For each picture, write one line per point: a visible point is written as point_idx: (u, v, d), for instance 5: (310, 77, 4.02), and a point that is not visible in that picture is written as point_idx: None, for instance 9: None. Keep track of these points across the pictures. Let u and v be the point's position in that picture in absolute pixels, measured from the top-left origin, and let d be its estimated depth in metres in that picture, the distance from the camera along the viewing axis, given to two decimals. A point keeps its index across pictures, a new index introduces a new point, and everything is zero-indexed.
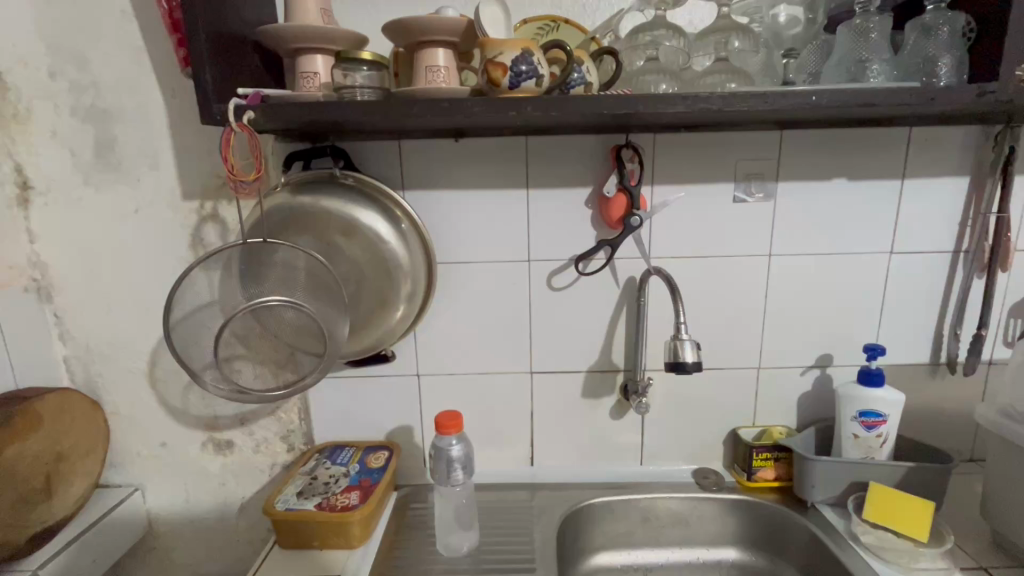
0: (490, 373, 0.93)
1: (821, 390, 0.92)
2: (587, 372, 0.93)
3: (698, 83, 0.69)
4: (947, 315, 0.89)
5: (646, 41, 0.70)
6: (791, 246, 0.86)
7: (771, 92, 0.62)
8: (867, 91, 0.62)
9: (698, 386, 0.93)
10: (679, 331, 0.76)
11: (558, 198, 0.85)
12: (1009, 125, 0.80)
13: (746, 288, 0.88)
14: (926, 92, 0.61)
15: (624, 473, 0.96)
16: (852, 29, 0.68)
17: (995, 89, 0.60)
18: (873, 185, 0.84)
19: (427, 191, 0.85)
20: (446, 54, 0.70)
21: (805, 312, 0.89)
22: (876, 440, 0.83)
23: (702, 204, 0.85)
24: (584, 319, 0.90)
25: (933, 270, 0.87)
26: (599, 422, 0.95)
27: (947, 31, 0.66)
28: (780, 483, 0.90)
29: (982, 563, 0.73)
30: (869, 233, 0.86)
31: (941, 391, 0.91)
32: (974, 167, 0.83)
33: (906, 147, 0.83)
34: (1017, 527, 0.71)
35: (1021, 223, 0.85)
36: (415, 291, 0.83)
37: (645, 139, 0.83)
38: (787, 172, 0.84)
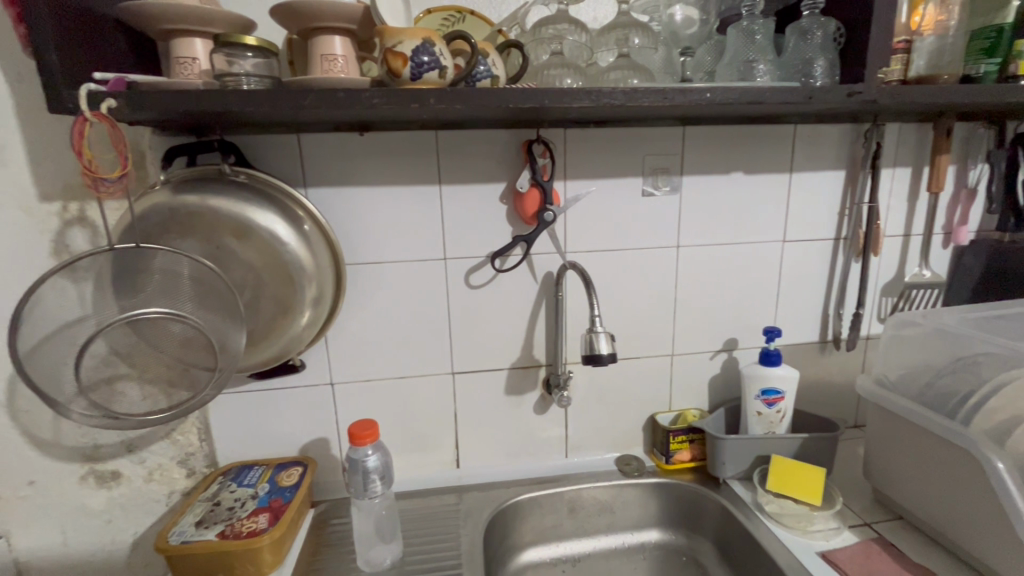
0: (411, 377, 0.90)
1: (728, 372, 0.98)
2: (509, 369, 0.92)
3: (603, 78, 0.70)
4: (832, 296, 0.97)
5: (549, 34, 0.70)
6: (697, 238, 0.91)
7: (670, 88, 0.64)
8: (754, 89, 0.65)
9: (616, 376, 0.95)
10: (594, 324, 0.77)
11: (473, 194, 0.84)
12: (876, 123, 0.88)
13: (657, 279, 0.92)
14: (804, 92, 0.65)
15: (550, 467, 0.97)
16: (741, 30, 0.72)
17: (862, 89, 0.66)
18: (766, 179, 0.90)
19: (332, 187, 0.80)
20: (343, 42, 0.66)
21: (712, 299, 0.94)
22: (776, 415, 0.89)
23: (613, 199, 0.87)
24: (504, 316, 0.89)
25: (819, 255, 0.95)
26: (524, 418, 0.95)
27: (821, 35, 0.71)
28: (695, 463, 0.95)
29: (866, 520, 0.81)
30: (764, 224, 0.92)
31: (829, 365, 0.99)
32: (849, 161, 0.91)
33: (793, 143, 0.89)
34: (894, 484, 0.79)
35: (889, 211, 0.94)
36: (322, 295, 0.77)
37: (555, 134, 0.83)
38: (690, 167, 0.87)
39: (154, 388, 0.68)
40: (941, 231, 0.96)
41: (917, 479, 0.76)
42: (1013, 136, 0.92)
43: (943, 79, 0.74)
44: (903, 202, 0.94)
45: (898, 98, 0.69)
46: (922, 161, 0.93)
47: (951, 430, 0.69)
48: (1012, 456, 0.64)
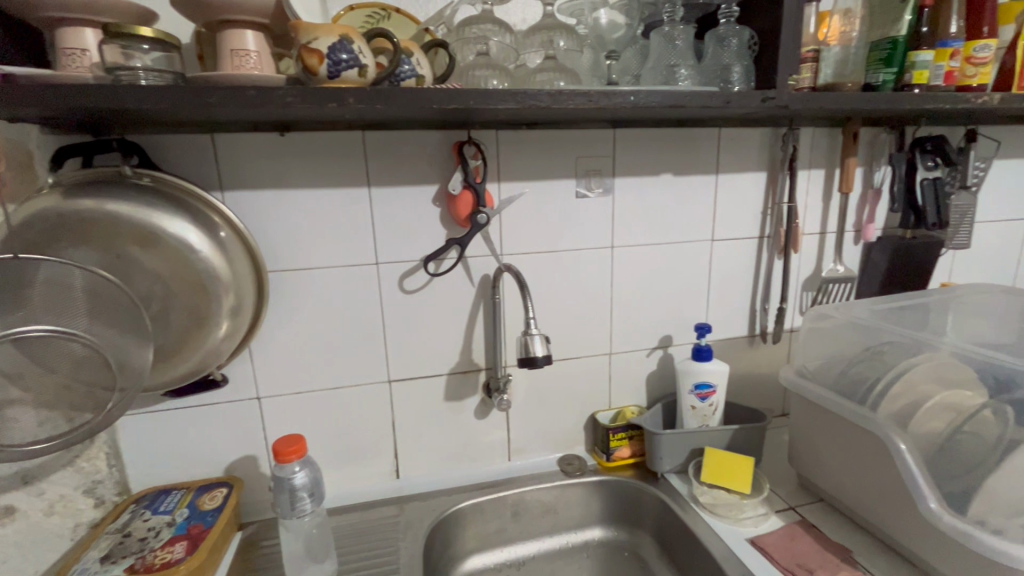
0: (344, 387, 0.86)
1: (664, 369, 1.01)
2: (447, 374, 0.90)
3: (530, 79, 0.70)
4: (757, 292, 1.02)
5: (474, 35, 0.70)
6: (629, 238, 0.92)
7: (595, 91, 0.65)
8: (675, 93, 0.67)
9: (555, 377, 0.96)
10: (528, 326, 0.76)
11: (404, 197, 0.81)
12: (792, 127, 0.93)
13: (593, 280, 0.93)
14: (722, 96, 0.68)
15: (492, 472, 0.96)
16: (663, 35, 0.74)
17: (774, 95, 0.69)
18: (694, 181, 0.93)
19: (251, 191, 0.75)
20: (256, 37, 0.62)
21: (646, 298, 0.96)
22: (709, 409, 0.92)
23: (547, 201, 0.87)
24: (441, 321, 0.88)
25: (744, 253, 0.99)
26: (465, 423, 0.93)
27: (736, 42, 0.74)
28: (634, 459, 0.97)
29: (791, 504, 0.85)
30: (693, 224, 0.95)
31: (757, 358, 1.04)
32: (770, 163, 0.96)
33: (718, 146, 0.93)
34: (815, 469, 0.84)
35: (806, 210, 1.00)
36: (241, 305, 0.73)
37: (487, 136, 0.82)
38: (621, 169, 0.89)
39: (53, 410, 0.60)
40: (852, 229, 1.03)
41: (834, 464, 0.80)
42: (910, 140, 0.99)
43: (847, 87, 0.79)
44: (818, 202, 1.00)
45: (808, 103, 0.72)
46: (834, 163, 0.99)
47: (861, 415, 0.74)
48: (913, 437, 0.69)
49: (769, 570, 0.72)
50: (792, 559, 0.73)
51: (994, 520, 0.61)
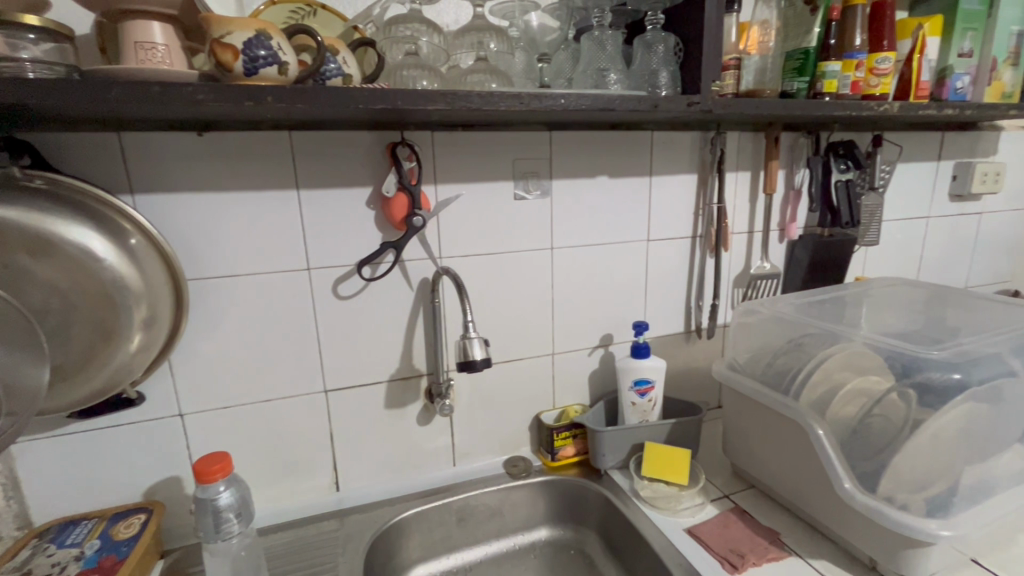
0: (277, 399, 0.82)
1: (605, 367, 1.03)
2: (388, 382, 0.88)
3: (461, 81, 0.69)
4: (692, 290, 1.06)
5: (403, 35, 0.68)
6: (569, 239, 0.94)
7: (526, 93, 0.65)
8: (605, 97, 0.68)
9: (499, 379, 0.96)
10: (467, 330, 0.76)
11: (337, 199, 0.79)
12: (719, 131, 0.98)
13: (534, 281, 0.93)
14: (649, 100, 0.70)
15: (437, 479, 0.94)
16: (593, 39, 0.75)
17: (699, 100, 0.72)
18: (629, 182, 0.95)
19: (167, 194, 0.71)
20: (164, 29, 0.58)
21: (586, 298, 0.98)
22: (648, 404, 0.95)
23: (485, 202, 0.87)
24: (379, 326, 0.85)
25: (679, 252, 1.03)
26: (407, 430, 0.91)
27: (662, 48, 0.76)
28: (578, 457, 0.98)
29: (726, 492, 0.89)
30: (630, 225, 0.98)
31: (693, 353, 1.08)
32: (700, 165, 1.00)
33: (651, 148, 0.95)
34: (746, 457, 0.88)
35: (735, 210, 1.05)
36: (155, 316, 0.68)
37: (422, 137, 0.81)
38: (558, 171, 0.90)
39: None
40: (776, 228, 1.09)
41: (762, 452, 0.84)
42: (825, 145, 1.06)
43: (766, 93, 0.84)
44: (746, 202, 1.05)
45: (730, 108, 0.76)
46: (759, 166, 1.04)
47: (785, 404, 0.78)
48: (830, 423, 0.74)
49: (705, 558, 0.75)
50: (726, 545, 0.76)
51: (901, 496, 0.67)
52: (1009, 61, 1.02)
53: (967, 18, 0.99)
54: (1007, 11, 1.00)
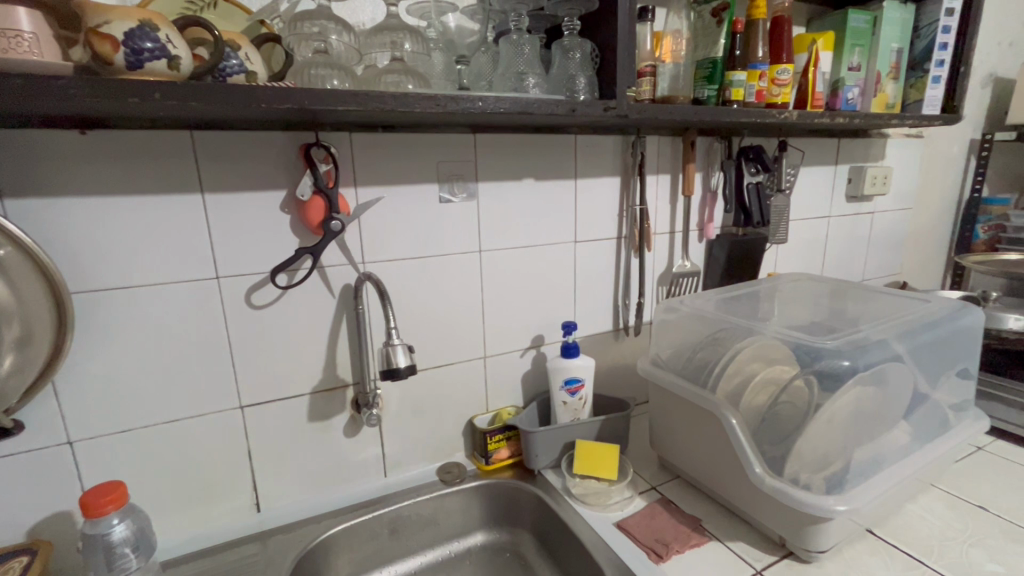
0: (187, 419, 0.77)
1: (537, 368, 1.04)
2: (310, 393, 0.84)
3: (376, 81, 0.67)
4: (618, 289, 1.09)
5: (312, 31, 0.65)
6: (496, 242, 0.94)
7: (442, 95, 0.64)
8: (523, 100, 0.69)
9: (430, 385, 0.94)
10: (390, 337, 0.74)
11: (247, 203, 0.74)
12: (639, 135, 1.01)
13: (463, 285, 0.92)
14: (565, 104, 0.71)
15: (367, 491, 0.92)
16: (511, 42, 0.75)
17: (615, 105, 0.74)
18: (554, 185, 0.97)
19: (46, 199, 0.64)
20: (29, 14, 0.49)
21: (516, 299, 0.98)
22: (579, 402, 0.96)
23: (409, 205, 0.85)
24: (299, 336, 0.82)
25: (605, 252, 1.06)
26: (333, 443, 0.88)
27: (580, 54, 0.78)
28: (512, 459, 0.98)
29: (653, 483, 0.92)
30: (557, 227, 0.99)
31: (622, 350, 1.12)
32: (623, 168, 1.03)
33: (575, 152, 0.97)
34: (671, 448, 0.91)
35: (657, 211, 1.09)
36: (30, 335, 0.64)
37: (339, 139, 0.78)
38: (484, 173, 0.90)
39: None
40: (695, 228, 1.15)
41: (685, 443, 0.88)
42: (737, 149, 1.13)
43: (679, 100, 0.88)
44: (666, 204, 1.09)
45: (645, 113, 0.79)
46: (678, 169, 1.09)
47: (703, 397, 0.82)
48: (742, 412, 0.79)
49: (632, 550, 0.77)
50: (651, 536, 0.79)
51: (804, 476, 0.72)
52: (890, 75, 1.13)
53: (854, 35, 1.08)
54: (888, 29, 1.10)
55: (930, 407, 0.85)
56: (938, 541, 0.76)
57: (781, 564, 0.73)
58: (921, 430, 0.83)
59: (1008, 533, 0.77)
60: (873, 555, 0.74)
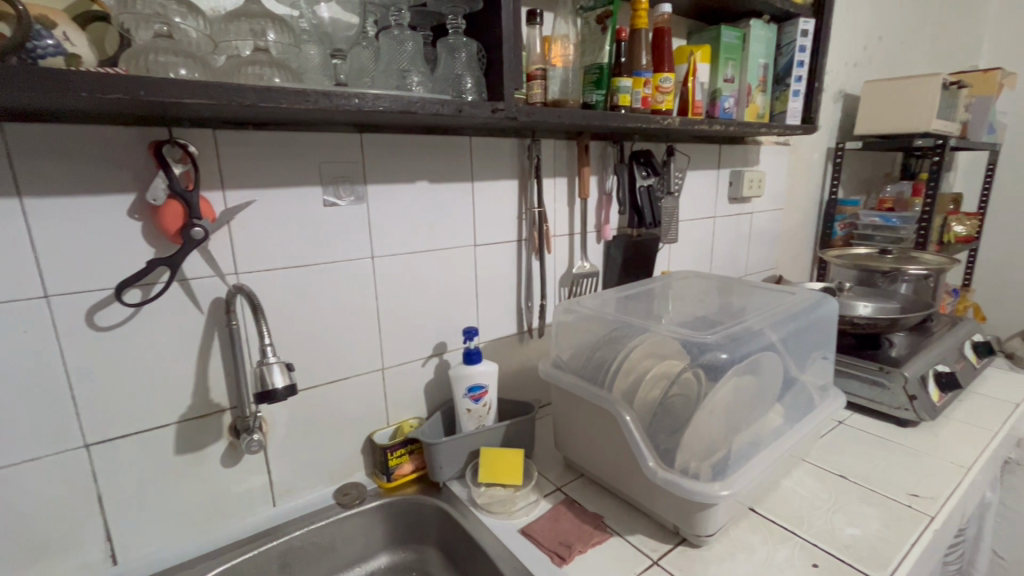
0: (12, 466, 0.64)
1: (441, 376, 1.01)
2: (177, 423, 0.75)
3: (236, 74, 0.60)
4: (521, 291, 1.09)
5: (149, 11, 0.57)
6: (391, 248, 0.89)
7: (311, 90, 0.59)
8: (405, 99, 0.66)
9: (323, 403, 0.87)
10: (265, 355, 0.67)
11: (83, 209, 0.64)
12: (535, 138, 1.02)
13: (354, 294, 0.87)
14: (450, 104, 0.69)
15: (254, 524, 0.83)
16: (391, 37, 0.73)
17: (503, 107, 0.73)
18: (450, 188, 0.94)
19: None
20: None
21: (414, 307, 0.94)
22: (483, 409, 0.94)
23: (288, 210, 0.78)
24: (160, 360, 0.72)
25: (506, 255, 1.05)
26: (209, 476, 0.79)
27: (466, 54, 0.76)
28: (417, 473, 0.94)
29: (558, 484, 0.93)
30: (454, 230, 0.96)
31: (526, 353, 1.12)
32: (520, 170, 1.03)
33: (471, 154, 0.95)
34: (574, 448, 0.92)
35: (555, 214, 1.10)
36: None
37: (202, 136, 0.69)
38: (374, 175, 0.85)
39: None
40: (593, 230, 1.18)
41: (586, 442, 0.89)
42: (629, 153, 1.17)
43: (569, 104, 0.89)
44: (565, 206, 1.11)
45: (534, 116, 0.79)
46: (574, 172, 1.11)
47: (601, 396, 0.83)
48: (636, 408, 0.81)
49: (536, 556, 0.76)
50: (555, 539, 0.79)
51: (692, 466, 0.75)
52: (759, 88, 1.24)
53: (727, 50, 1.17)
54: (756, 46, 1.20)
55: (798, 389, 0.93)
56: (808, 511, 0.84)
57: (675, 552, 0.76)
58: (792, 411, 0.91)
59: (863, 497, 0.87)
60: (754, 531, 0.80)
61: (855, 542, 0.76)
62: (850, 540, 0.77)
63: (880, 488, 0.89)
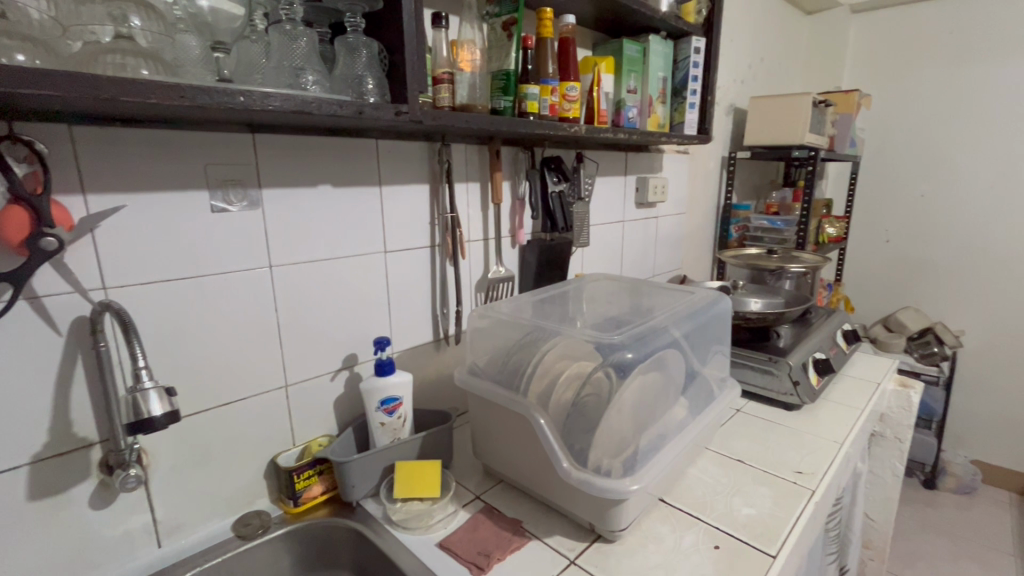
0: None
1: (352, 390, 0.96)
2: (30, 464, 0.64)
3: (92, 64, 0.53)
4: (436, 298, 1.07)
5: None
6: (291, 256, 0.83)
7: (185, 85, 0.53)
8: (298, 98, 0.62)
9: (217, 427, 0.80)
10: (139, 380, 0.60)
11: None
12: (444, 142, 1.00)
13: (250, 307, 0.80)
14: (349, 105, 0.66)
15: (134, 570, 0.74)
16: (283, 31, 0.69)
17: (407, 110, 0.71)
18: (356, 192, 0.90)
19: None
20: None
21: (321, 319, 0.89)
22: (398, 421, 0.91)
23: (168, 217, 0.70)
24: (5, 391, 0.61)
25: (418, 262, 1.02)
26: (75, 521, 0.68)
27: (366, 53, 0.73)
28: (327, 495, 0.89)
29: (477, 493, 0.92)
30: (362, 237, 0.92)
31: (443, 361, 1.10)
32: (431, 175, 1.01)
33: (378, 157, 0.92)
34: (492, 454, 0.92)
35: (469, 219, 1.09)
36: None
37: (53, 132, 0.60)
38: (268, 179, 0.79)
39: None
40: (508, 235, 1.19)
41: (504, 448, 0.89)
42: (540, 159, 1.19)
43: (478, 109, 0.89)
44: (478, 211, 1.11)
45: (439, 120, 0.77)
46: (486, 178, 1.11)
47: (515, 401, 0.83)
48: (551, 411, 0.82)
49: (455, 569, 0.74)
50: (474, 549, 0.77)
51: (605, 463, 0.77)
52: (660, 99, 1.31)
53: (629, 62, 1.23)
54: (654, 60, 1.27)
55: (699, 382, 1.00)
56: (711, 496, 0.89)
57: (591, 549, 0.78)
58: (695, 404, 0.97)
59: (758, 479, 0.94)
60: (663, 521, 0.84)
61: (751, 521, 0.83)
62: (746, 520, 0.83)
63: (771, 468, 0.97)
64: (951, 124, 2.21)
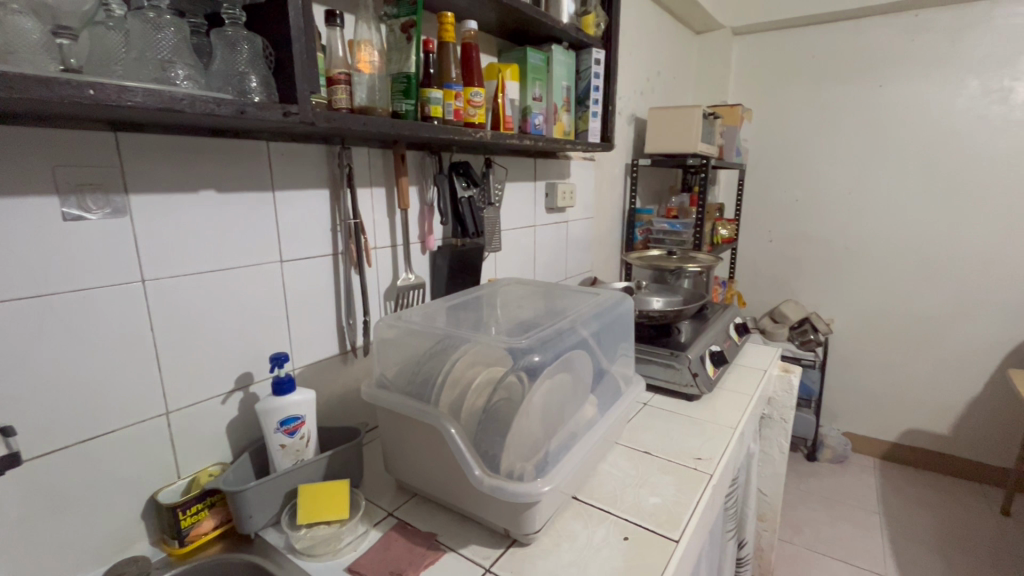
0: None
1: (248, 412, 0.89)
2: None
3: None
4: (341, 309, 1.02)
5: None
6: (168, 268, 0.75)
7: (14, 74, 0.46)
8: (167, 94, 0.55)
9: (80, 467, 0.70)
10: None
11: None
12: (344, 145, 0.96)
13: (119, 327, 0.71)
14: (227, 104, 0.60)
15: None
16: (146, 20, 0.62)
17: (297, 110, 0.67)
18: (245, 197, 0.83)
19: None
20: None
21: (207, 336, 0.81)
22: (301, 442, 0.85)
23: (6, 227, 0.60)
24: None
25: (319, 271, 0.97)
26: None
27: (249, 49, 0.68)
28: (220, 530, 0.81)
29: (389, 510, 0.88)
30: (254, 245, 0.86)
31: (350, 374, 1.05)
32: (330, 179, 0.96)
33: (269, 160, 0.86)
34: (404, 468, 0.89)
35: (374, 225, 1.05)
36: None
37: None
38: (138, 183, 0.71)
39: None
40: (417, 241, 1.16)
41: (415, 461, 0.86)
42: (448, 164, 1.18)
43: (377, 112, 0.86)
44: (384, 217, 1.07)
45: (335, 122, 0.73)
46: (392, 182, 1.07)
47: (425, 412, 0.81)
48: (462, 420, 0.81)
49: None
50: (385, 570, 0.74)
51: (517, 468, 0.77)
52: (565, 107, 1.35)
53: (533, 71, 1.25)
54: (558, 69, 1.31)
55: (607, 380, 1.03)
56: (620, 490, 0.93)
57: (506, 555, 0.77)
58: (604, 400, 1.01)
59: (662, 469, 0.99)
60: (576, 518, 0.86)
61: (657, 510, 0.87)
62: (653, 509, 0.87)
63: (675, 457, 1.03)
64: (817, 138, 2.50)
